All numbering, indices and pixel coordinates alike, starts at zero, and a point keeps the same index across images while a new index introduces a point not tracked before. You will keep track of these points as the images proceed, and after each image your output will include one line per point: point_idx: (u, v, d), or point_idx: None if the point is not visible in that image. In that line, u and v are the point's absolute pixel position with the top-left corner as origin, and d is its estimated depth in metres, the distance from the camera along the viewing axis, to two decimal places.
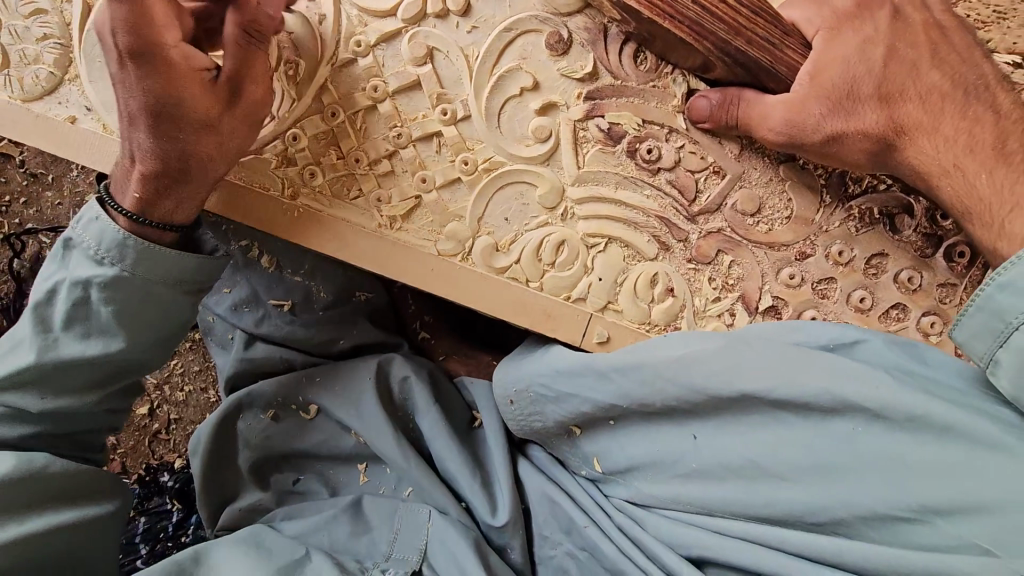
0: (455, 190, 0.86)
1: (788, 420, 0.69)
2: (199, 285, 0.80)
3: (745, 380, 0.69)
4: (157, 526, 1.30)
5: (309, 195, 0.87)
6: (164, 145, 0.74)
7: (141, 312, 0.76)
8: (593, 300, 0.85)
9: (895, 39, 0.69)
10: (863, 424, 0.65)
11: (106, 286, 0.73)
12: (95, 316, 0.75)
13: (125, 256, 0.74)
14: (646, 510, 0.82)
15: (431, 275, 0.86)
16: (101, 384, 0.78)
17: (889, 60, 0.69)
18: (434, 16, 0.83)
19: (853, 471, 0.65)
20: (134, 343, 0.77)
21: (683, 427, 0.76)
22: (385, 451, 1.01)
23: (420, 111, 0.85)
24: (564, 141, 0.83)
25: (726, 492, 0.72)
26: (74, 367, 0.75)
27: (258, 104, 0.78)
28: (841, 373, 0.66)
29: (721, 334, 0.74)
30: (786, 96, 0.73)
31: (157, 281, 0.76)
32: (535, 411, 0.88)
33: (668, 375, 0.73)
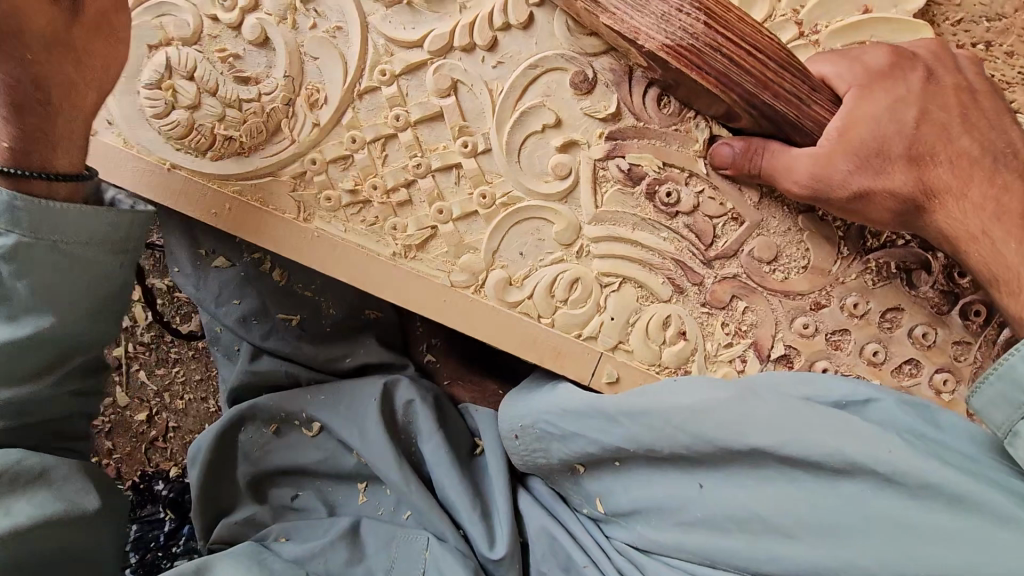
0: (471, 223, 0.85)
1: (797, 475, 0.68)
2: (117, 243, 0.76)
3: (756, 434, 0.68)
4: (148, 535, 1.29)
5: (323, 219, 0.87)
6: (16, 77, 0.67)
7: (64, 279, 0.72)
8: (604, 338, 0.84)
9: (927, 101, 0.70)
10: (874, 487, 0.64)
11: (7, 258, 0.68)
12: (11, 296, 0.69)
13: (10, 219, 0.68)
14: (649, 558, 0.80)
15: (443, 305, 0.86)
16: (46, 370, 0.73)
17: (919, 122, 0.69)
18: (461, 50, 0.83)
19: (861, 534, 0.64)
20: (67, 314, 0.72)
21: (688, 475, 0.75)
22: (387, 475, 1.00)
23: (442, 142, 0.85)
24: (584, 179, 0.83)
25: (729, 544, 0.70)
26: (8, 355, 0.69)
27: (109, 12, 0.71)
28: (854, 433, 0.65)
29: (730, 382, 0.72)
30: (814, 149, 0.73)
31: (63, 241, 0.71)
32: (539, 447, 0.87)
33: (678, 423, 0.72)
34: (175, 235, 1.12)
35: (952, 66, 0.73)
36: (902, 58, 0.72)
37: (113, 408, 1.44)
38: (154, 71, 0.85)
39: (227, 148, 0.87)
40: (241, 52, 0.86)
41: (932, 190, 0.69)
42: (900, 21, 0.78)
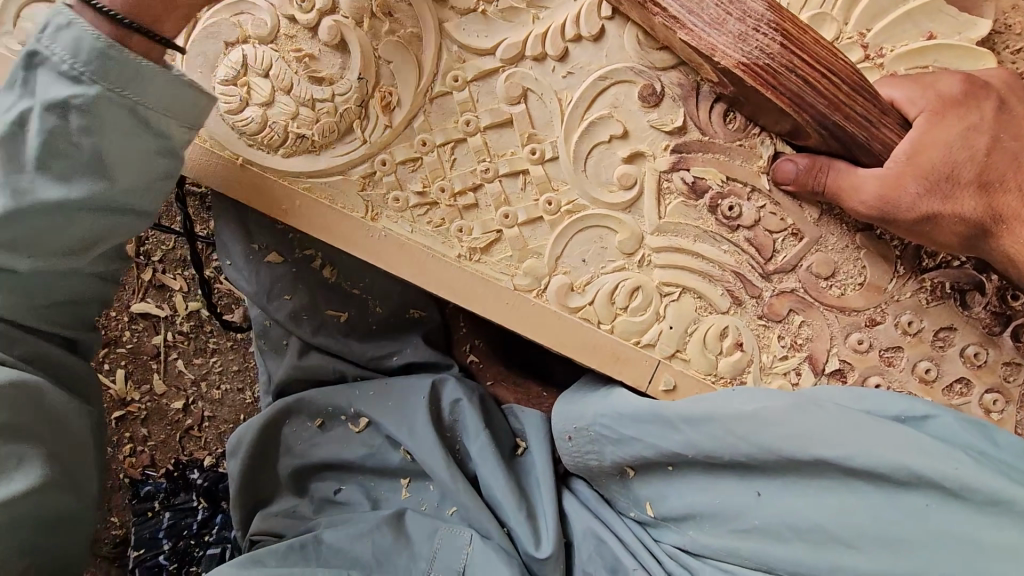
0: (536, 228, 0.87)
1: (859, 486, 0.70)
2: (185, 122, 0.74)
3: (821, 445, 0.70)
4: (181, 523, 1.33)
5: (390, 218, 0.89)
6: None
7: (124, 143, 0.71)
8: (662, 346, 0.86)
9: (1000, 130, 0.73)
10: (937, 501, 0.67)
11: (85, 108, 0.68)
12: (76, 149, 0.69)
13: (81, 56, 0.67)
14: (699, 561, 0.82)
15: (505, 308, 0.88)
16: (91, 244, 0.75)
17: (991, 150, 0.72)
18: (532, 59, 0.85)
19: (923, 545, 0.66)
20: (124, 182, 0.72)
21: (745, 482, 0.77)
22: (435, 471, 1.02)
23: (509, 148, 0.87)
24: (648, 190, 0.85)
25: (787, 551, 0.72)
26: (56, 215, 0.70)
27: None
28: (919, 448, 0.67)
29: (793, 394, 0.74)
30: (883, 171, 0.76)
31: (146, 106, 0.70)
32: (593, 449, 0.89)
33: (739, 434, 0.74)
34: (230, 224, 1.14)
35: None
36: (975, 88, 0.74)
37: (149, 395, 1.46)
38: (230, 69, 0.87)
39: (299, 145, 0.88)
40: (316, 53, 0.87)
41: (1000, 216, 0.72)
42: (965, 48, 0.80)
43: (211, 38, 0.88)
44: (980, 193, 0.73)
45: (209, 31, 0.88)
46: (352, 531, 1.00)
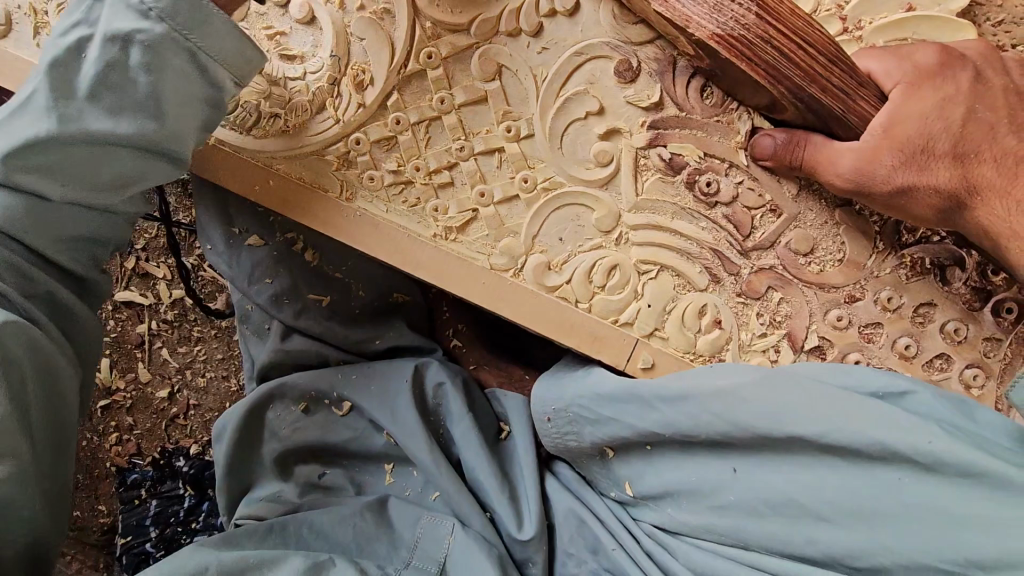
0: (512, 207, 0.87)
1: (832, 462, 0.70)
2: (237, 74, 0.73)
3: (794, 421, 0.70)
4: (168, 510, 1.32)
5: (366, 198, 0.88)
6: None
7: (174, 80, 0.69)
8: (640, 325, 0.85)
9: (976, 101, 0.71)
10: (910, 475, 0.66)
11: (148, 45, 0.66)
12: (132, 84, 0.68)
13: (168, 11, 0.66)
14: (677, 539, 0.82)
15: (482, 288, 0.87)
16: (119, 185, 0.72)
17: (966, 121, 0.71)
18: (506, 34, 0.84)
19: (896, 518, 0.66)
20: (172, 120, 0.70)
21: (721, 459, 0.77)
22: (418, 455, 1.02)
23: (484, 126, 0.86)
24: (625, 168, 0.84)
25: (763, 527, 0.73)
26: (104, 147, 0.69)
27: None
28: (893, 423, 0.67)
29: (769, 370, 0.74)
30: (857, 145, 0.75)
31: (207, 54, 0.69)
32: (571, 430, 0.89)
33: (716, 411, 0.74)
34: (211, 210, 1.14)
35: (1001, 66, 0.73)
36: (950, 58, 0.73)
37: (134, 384, 1.46)
38: None
39: (272, 125, 0.87)
40: (288, 30, 0.86)
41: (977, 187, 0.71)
42: (944, 19, 0.78)
43: None
44: (955, 166, 0.71)
45: None
46: (334, 517, 0.99)
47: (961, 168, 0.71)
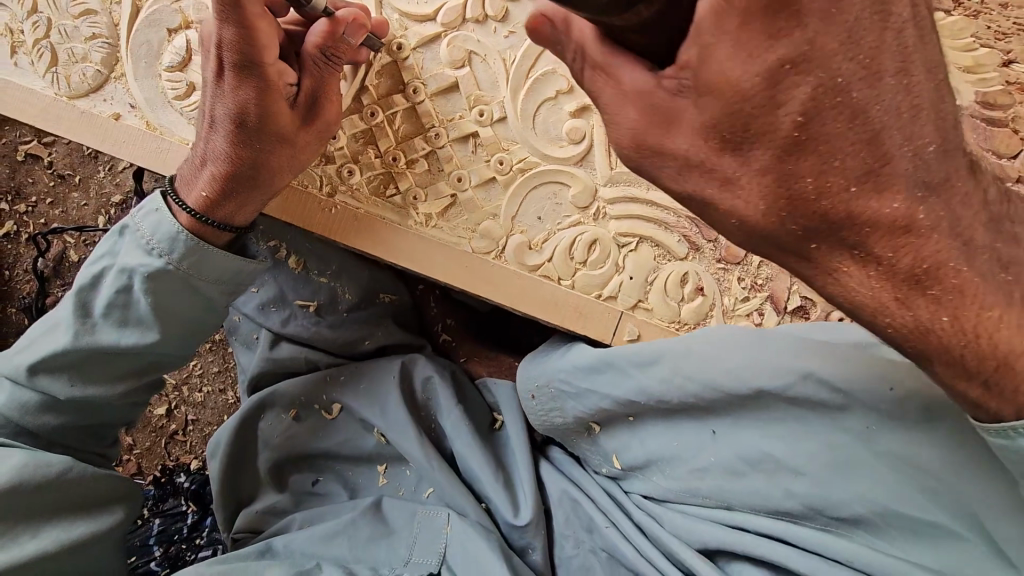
0: (489, 190, 0.87)
1: (800, 415, 0.70)
2: (233, 284, 0.85)
3: (761, 378, 0.70)
4: (171, 528, 1.28)
5: (345, 193, 0.88)
6: (240, 155, 0.78)
7: (172, 301, 0.81)
8: (624, 298, 0.86)
9: (808, 74, 0.46)
10: (878, 423, 0.66)
11: (148, 276, 0.79)
12: (134, 305, 0.81)
13: (172, 252, 0.79)
14: (662, 507, 0.83)
15: (462, 271, 0.87)
16: (131, 374, 0.85)
17: (809, 106, 0.47)
18: (473, 21, 0.85)
19: (867, 464, 0.66)
20: (164, 335, 0.82)
21: (701, 422, 0.77)
22: (409, 450, 1.04)
23: (457, 112, 0.87)
24: (597, 143, 0.86)
25: (746, 486, 0.73)
26: (104, 353, 0.81)
27: (289, 127, 0.78)
28: (858, 368, 0.67)
29: (742, 331, 0.74)
30: (652, 84, 0.52)
31: (201, 279, 0.81)
32: (556, 406, 0.89)
33: (686, 373, 0.75)
34: None
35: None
36: None
37: None
38: (175, 55, 0.88)
39: None
40: None
41: (827, 210, 0.50)
42: None
43: (154, 26, 0.88)
44: (780, 180, 0.50)
45: (152, 19, 0.89)
46: (323, 533, 1.00)
47: (794, 181, 0.50)
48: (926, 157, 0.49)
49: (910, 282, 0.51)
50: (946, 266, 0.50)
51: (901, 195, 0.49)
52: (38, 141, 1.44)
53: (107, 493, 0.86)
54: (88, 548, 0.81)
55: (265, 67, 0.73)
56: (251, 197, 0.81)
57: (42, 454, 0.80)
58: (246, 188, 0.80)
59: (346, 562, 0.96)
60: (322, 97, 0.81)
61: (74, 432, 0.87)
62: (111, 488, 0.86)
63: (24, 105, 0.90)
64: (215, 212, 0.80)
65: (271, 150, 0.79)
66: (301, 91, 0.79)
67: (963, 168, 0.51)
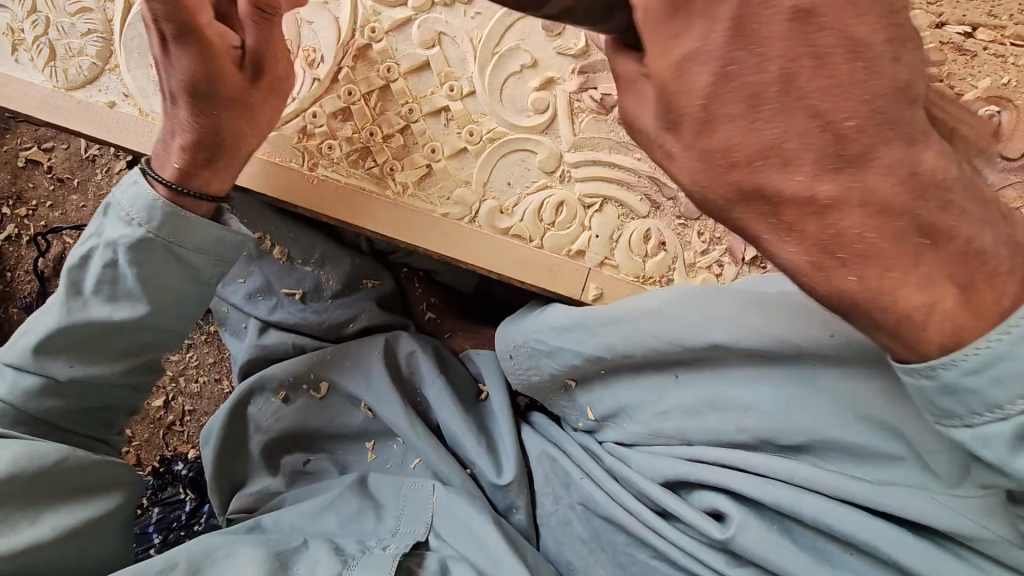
0: (462, 159, 0.93)
1: (754, 358, 0.74)
2: (216, 255, 0.87)
3: (715, 330, 0.74)
4: (170, 516, 1.32)
5: (326, 167, 0.94)
6: (204, 123, 0.82)
7: (158, 272, 0.84)
8: (591, 255, 0.91)
9: (682, 91, 0.46)
10: (828, 364, 0.69)
11: (131, 247, 0.82)
12: (121, 278, 0.84)
13: (151, 220, 0.82)
14: (634, 450, 0.88)
15: (439, 238, 0.93)
16: (128, 353, 0.87)
17: (668, 120, 0.48)
18: (441, 5, 0.92)
19: (813, 398, 0.70)
20: (155, 306, 0.85)
21: (665, 370, 0.82)
22: (395, 422, 1.08)
23: (429, 89, 0.93)
24: (560, 112, 0.91)
25: (706, 426, 0.78)
26: (101, 330, 0.84)
27: (241, 90, 0.82)
28: (811, 309, 0.70)
29: (699, 288, 0.78)
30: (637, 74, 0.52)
31: (181, 247, 0.84)
32: (531, 365, 0.94)
33: (643, 327, 0.79)
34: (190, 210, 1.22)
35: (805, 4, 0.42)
36: None
37: None
38: None
39: None
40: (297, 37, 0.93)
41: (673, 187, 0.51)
42: None
43: (145, 20, 0.95)
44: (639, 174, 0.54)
45: (143, 14, 0.95)
46: (310, 510, 1.04)
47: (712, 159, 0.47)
48: (851, 129, 0.44)
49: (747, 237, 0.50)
50: (856, 234, 0.46)
51: (819, 152, 0.44)
52: (37, 147, 1.50)
53: (104, 480, 0.85)
54: (84, 537, 0.81)
55: (202, 31, 0.76)
56: (224, 163, 0.85)
57: (40, 444, 0.79)
58: (216, 154, 0.84)
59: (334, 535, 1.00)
60: (268, 61, 0.83)
61: (71, 415, 0.87)
62: (109, 481, 0.86)
63: (25, 98, 0.96)
64: (193, 182, 0.84)
65: (227, 113, 0.82)
66: (245, 54, 0.82)
67: (904, 134, 0.45)
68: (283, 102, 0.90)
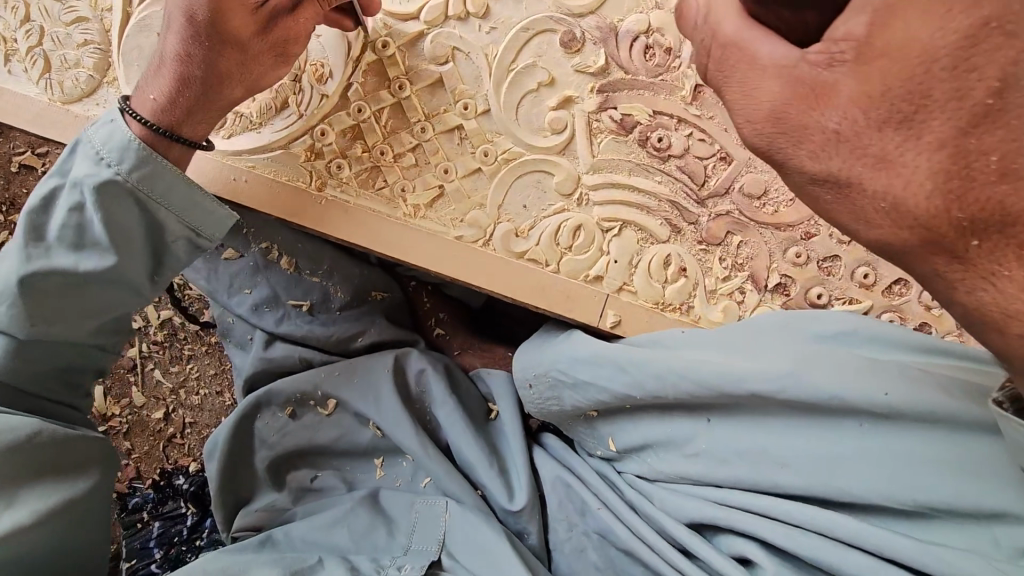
0: (476, 180, 0.90)
1: (789, 409, 0.78)
2: (192, 222, 0.84)
3: (756, 381, 0.76)
4: (171, 530, 1.29)
5: (334, 188, 0.91)
6: (191, 55, 0.77)
7: (125, 220, 0.80)
8: (609, 280, 0.89)
9: (914, 89, 0.49)
10: (868, 421, 0.73)
11: (97, 188, 0.77)
12: (88, 223, 0.79)
13: (123, 162, 0.78)
14: (655, 485, 0.89)
15: (452, 261, 0.90)
16: (91, 313, 0.83)
17: (863, 106, 0.52)
18: (455, 18, 0.88)
19: (850, 453, 0.73)
20: (123, 258, 0.81)
21: (697, 413, 0.84)
22: (405, 443, 1.06)
23: (441, 107, 0.89)
24: (579, 132, 0.89)
25: (734, 472, 0.80)
26: (68, 279, 0.79)
27: (244, 34, 0.77)
28: (856, 367, 0.74)
29: (727, 333, 0.84)
30: (797, 59, 0.55)
31: (154, 201, 0.80)
32: (553, 396, 0.96)
33: (680, 371, 0.80)
34: None
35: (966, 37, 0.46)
36: None
37: (129, 408, 1.46)
38: None
39: (238, 124, 0.90)
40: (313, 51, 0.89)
41: (831, 174, 0.56)
42: None
43: (144, 31, 0.91)
44: (778, 158, 0.59)
45: (142, 24, 0.91)
46: (323, 522, 1.02)
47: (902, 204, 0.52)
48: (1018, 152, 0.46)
49: (933, 240, 0.52)
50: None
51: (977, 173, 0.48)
52: (31, 152, 1.43)
53: (83, 457, 0.84)
54: (66, 519, 0.80)
55: None
56: (196, 104, 0.80)
57: (12, 417, 0.77)
58: (198, 102, 0.80)
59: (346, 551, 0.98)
60: (289, 14, 0.78)
61: (46, 381, 0.84)
62: (99, 459, 0.86)
63: (17, 111, 0.92)
64: (165, 118, 0.80)
65: (223, 55, 0.77)
66: (272, 3, 0.76)
67: None
68: (290, 62, 0.85)
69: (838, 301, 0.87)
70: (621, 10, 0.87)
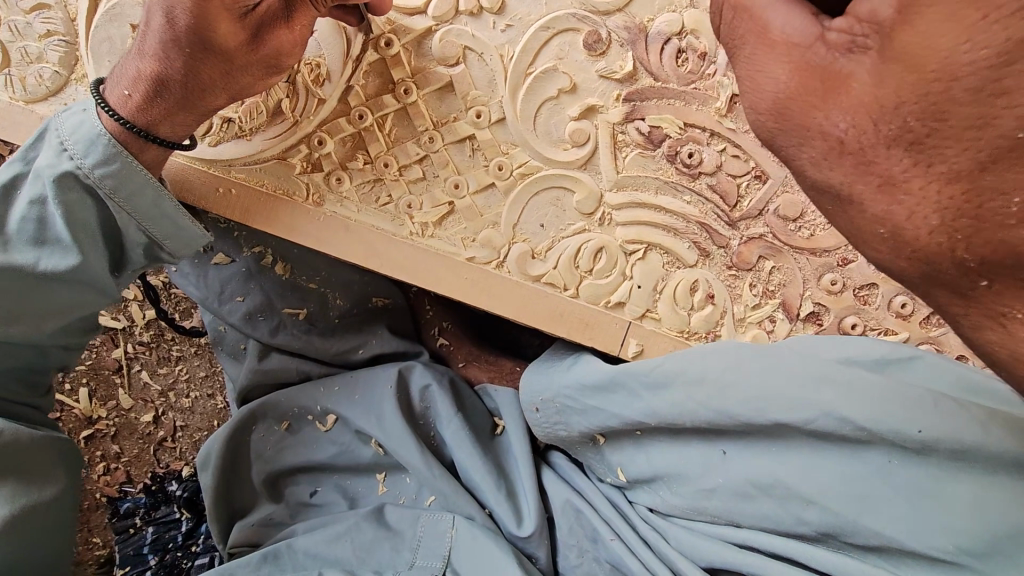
0: (489, 196, 0.83)
1: (817, 441, 0.73)
2: (160, 229, 0.76)
3: (778, 410, 0.72)
4: (165, 536, 1.24)
5: (335, 202, 0.83)
6: (170, 56, 0.68)
7: (89, 220, 0.72)
8: (632, 307, 0.83)
9: (929, 106, 0.40)
10: (899, 456, 0.68)
11: (58, 181, 0.70)
12: (49, 219, 0.72)
13: (85, 156, 0.70)
14: (667, 521, 0.86)
15: (460, 282, 0.83)
16: (50, 316, 0.76)
17: (873, 116, 0.43)
18: (467, 14, 0.79)
19: (883, 494, 0.68)
20: (86, 260, 0.73)
21: (710, 443, 0.80)
22: (407, 462, 1.00)
23: (452, 113, 0.81)
24: (603, 144, 0.81)
25: (754, 510, 0.76)
26: (26, 278, 0.72)
27: (229, 44, 0.67)
28: (889, 399, 0.68)
29: (750, 349, 0.76)
30: (814, 37, 0.46)
31: (119, 203, 0.72)
32: (560, 420, 0.91)
33: (699, 400, 0.76)
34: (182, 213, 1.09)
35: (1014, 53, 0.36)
36: None
37: (116, 410, 1.39)
38: None
39: (226, 130, 0.82)
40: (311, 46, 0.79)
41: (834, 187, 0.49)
42: None
43: (115, 21, 0.80)
44: (784, 154, 0.52)
45: (112, 13, 0.80)
46: (325, 535, 0.96)
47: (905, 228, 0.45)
48: None
49: (936, 276, 0.45)
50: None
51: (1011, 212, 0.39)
52: None
53: (47, 462, 0.81)
54: (34, 523, 0.78)
55: None
56: (175, 107, 0.71)
57: None
58: (176, 105, 0.71)
59: (351, 566, 0.93)
60: (283, 20, 0.68)
61: (9, 381, 0.80)
62: (65, 465, 0.84)
63: None
64: (141, 118, 0.71)
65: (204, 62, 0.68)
66: (262, 7, 0.66)
67: None
68: (281, 73, 0.74)
69: (873, 331, 0.82)
70: (651, 8, 0.78)
